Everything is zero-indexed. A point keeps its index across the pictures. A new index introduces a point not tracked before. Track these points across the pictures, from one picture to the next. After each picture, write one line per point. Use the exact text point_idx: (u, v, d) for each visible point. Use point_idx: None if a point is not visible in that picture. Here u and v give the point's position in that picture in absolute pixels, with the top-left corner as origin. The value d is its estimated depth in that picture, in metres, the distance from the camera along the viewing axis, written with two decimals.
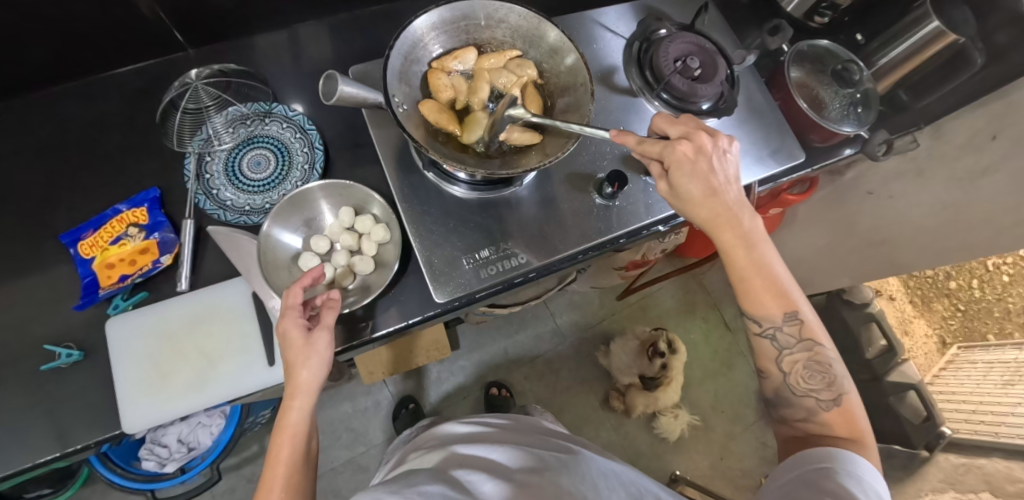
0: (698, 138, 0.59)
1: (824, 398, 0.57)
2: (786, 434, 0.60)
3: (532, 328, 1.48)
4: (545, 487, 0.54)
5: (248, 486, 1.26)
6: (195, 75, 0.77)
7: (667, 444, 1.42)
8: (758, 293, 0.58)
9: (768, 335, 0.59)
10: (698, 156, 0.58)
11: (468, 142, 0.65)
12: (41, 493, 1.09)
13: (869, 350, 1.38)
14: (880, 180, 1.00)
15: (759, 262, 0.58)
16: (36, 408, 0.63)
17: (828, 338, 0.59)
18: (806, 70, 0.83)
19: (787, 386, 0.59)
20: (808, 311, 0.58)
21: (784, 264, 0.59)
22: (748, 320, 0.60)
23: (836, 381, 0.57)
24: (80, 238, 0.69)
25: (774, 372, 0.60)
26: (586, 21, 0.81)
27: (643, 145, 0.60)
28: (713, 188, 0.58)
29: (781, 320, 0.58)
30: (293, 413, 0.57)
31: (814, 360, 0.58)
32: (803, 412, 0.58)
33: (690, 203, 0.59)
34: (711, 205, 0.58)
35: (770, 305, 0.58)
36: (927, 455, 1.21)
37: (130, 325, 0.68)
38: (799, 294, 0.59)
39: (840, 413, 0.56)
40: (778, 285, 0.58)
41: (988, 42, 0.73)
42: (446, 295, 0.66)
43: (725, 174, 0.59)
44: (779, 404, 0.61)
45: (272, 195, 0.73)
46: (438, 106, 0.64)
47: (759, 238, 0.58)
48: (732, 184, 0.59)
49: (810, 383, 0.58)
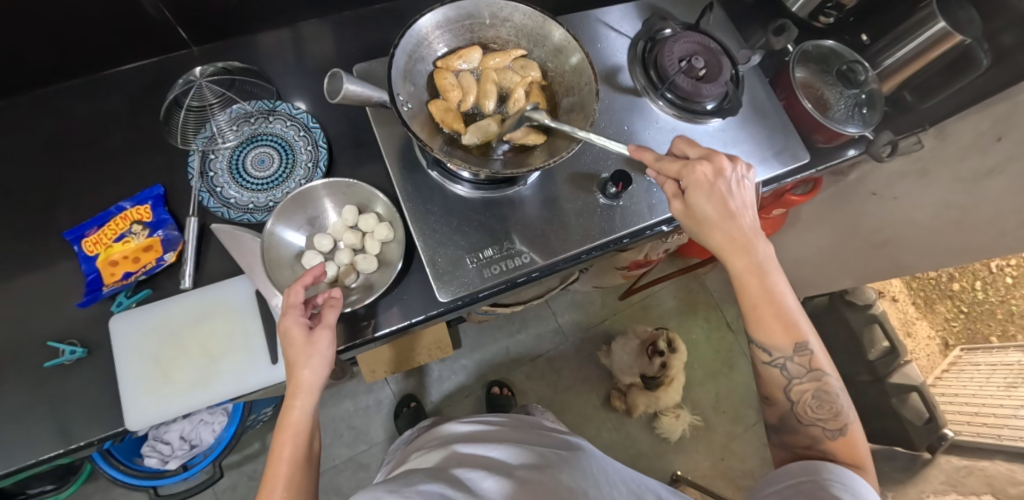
0: (717, 160, 0.59)
1: (829, 427, 0.57)
2: (784, 456, 0.62)
3: (533, 327, 1.48)
4: (546, 482, 0.54)
5: (249, 483, 1.26)
6: (199, 73, 0.77)
7: (667, 444, 1.42)
8: (770, 322, 0.58)
9: (777, 365, 0.59)
10: (717, 179, 0.58)
11: (465, 138, 0.63)
12: (44, 490, 1.09)
13: (873, 351, 1.37)
14: (883, 181, 1.00)
15: (770, 291, 0.58)
16: (39, 405, 0.64)
17: (834, 368, 0.59)
18: (810, 70, 0.83)
19: (794, 415, 0.59)
20: (816, 343, 0.58)
21: (793, 294, 0.59)
22: (757, 349, 0.60)
23: (842, 411, 0.57)
24: (84, 235, 0.69)
25: (781, 400, 0.60)
26: (589, 20, 0.81)
27: (661, 163, 0.61)
28: (729, 211, 0.57)
29: (791, 351, 0.58)
30: (295, 412, 0.57)
31: (822, 391, 0.58)
32: (807, 439, 0.59)
33: (706, 225, 0.58)
34: (725, 228, 0.58)
35: (779, 336, 0.58)
36: (928, 456, 1.21)
37: (133, 322, 0.68)
38: (807, 324, 0.59)
39: (845, 443, 0.56)
40: (789, 316, 0.58)
41: (994, 43, 0.72)
42: (448, 294, 0.66)
43: (741, 200, 0.59)
44: (781, 430, 0.62)
45: (275, 193, 0.73)
46: (445, 106, 0.65)
47: (770, 268, 0.58)
48: (747, 210, 0.59)
49: (817, 413, 0.58)
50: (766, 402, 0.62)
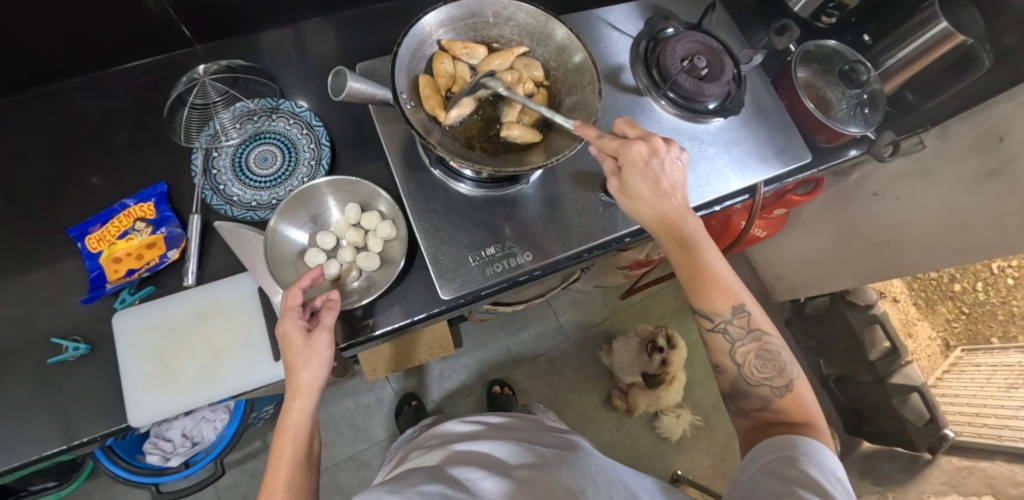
0: (654, 140, 0.59)
1: (776, 385, 0.58)
2: (745, 425, 0.59)
3: (534, 327, 1.48)
4: (545, 481, 0.54)
5: (251, 481, 1.26)
6: (202, 71, 0.77)
7: (668, 444, 1.43)
8: (706, 289, 0.59)
9: (720, 330, 0.59)
10: (652, 158, 0.58)
11: (445, 122, 0.64)
12: (46, 486, 1.09)
13: (873, 351, 1.34)
14: (886, 181, 1.01)
15: (700, 262, 0.59)
16: (41, 401, 0.64)
17: (773, 326, 0.60)
18: (812, 69, 0.83)
19: (742, 378, 0.59)
20: (753, 304, 0.59)
21: (725, 262, 0.60)
22: (700, 317, 0.60)
23: (785, 368, 0.58)
24: (88, 232, 0.70)
25: (729, 366, 0.60)
26: (592, 19, 0.81)
27: (602, 140, 0.59)
28: (662, 190, 0.58)
29: (729, 314, 0.58)
30: (295, 414, 0.57)
31: (764, 350, 0.58)
32: (759, 401, 0.58)
33: (639, 202, 0.59)
34: (660, 206, 0.58)
35: (718, 302, 0.58)
36: (930, 457, 1.22)
37: (137, 320, 0.68)
38: (742, 288, 0.59)
39: (792, 399, 0.57)
40: (724, 282, 0.59)
41: (996, 43, 0.72)
42: (452, 292, 0.66)
43: (673, 179, 0.59)
44: (734, 396, 0.60)
45: (278, 191, 0.73)
46: (434, 87, 0.64)
47: (702, 240, 0.59)
48: (679, 191, 0.59)
49: (762, 372, 0.58)
50: (716, 370, 0.62)
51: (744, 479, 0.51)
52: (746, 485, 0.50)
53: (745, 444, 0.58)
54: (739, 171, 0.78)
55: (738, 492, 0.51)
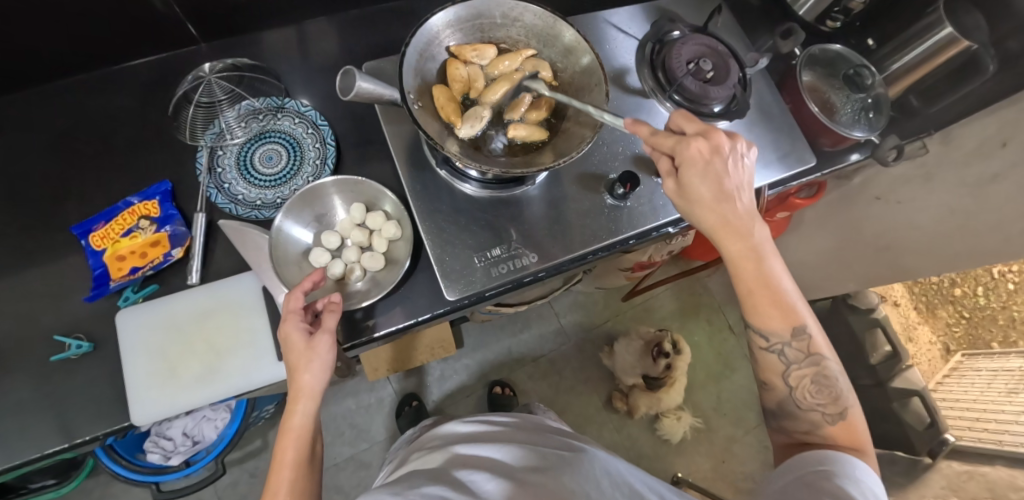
0: (715, 136, 0.57)
1: (829, 412, 0.57)
2: (784, 441, 0.61)
3: (535, 328, 1.48)
4: (550, 484, 0.54)
5: (251, 479, 1.26)
6: (208, 69, 0.78)
7: (668, 446, 1.43)
8: (765, 307, 0.58)
9: (775, 350, 0.59)
10: (714, 157, 0.56)
11: (460, 130, 0.63)
12: (46, 484, 1.08)
13: (874, 355, 1.35)
14: (888, 185, 1.00)
15: (765, 275, 0.57)
16: (43, 399, 0.64)
17: (833, 351, 0.59)
18: (817, 73, 0.84)
19: (792, 400, 0.59)
20: (814, 327, 0.58)
21: (790, 276, 0.59)
22: (755, 334, 0.60)
23: (841, 395, 0.57)
24: (91, 229, 0.69)
25: (778, 384, 0.60)
26: (597, 21, 0.81)
27: (655, 138, 0.59)
28: (725, 193, 0.56)
29: (788, 336, 0.58)
30: (296, 417, 0.57)
31: (821, 376, 0.58)
32: (806, 424, 0.58)
33: (699, 206, 0.57)
34: (722, 211, 0.57)
35: (777, 321, 0.58)
36: (931, 461, 1.20)
37: (141, 317, 0.68)
38: (804, 307, 0.58)
39: (844, 427, 0.56)
40: (785, 300, 0.58)
41: (1000, 48, 0.72)
42: (456, 293, 0.66)
43: (738, 181, 0.57)
44: (780, 416, 0.61)
45: (283, 190, 0.73)
46: (449, 95, 0.65)
47: (767, 251, 0.58)
48: (743, 193, 0.58)
49: (816, 398, 0.58)
50: (763, 387, 0.62)
51: (776, 487, 0.52)
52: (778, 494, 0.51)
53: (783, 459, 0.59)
54: None
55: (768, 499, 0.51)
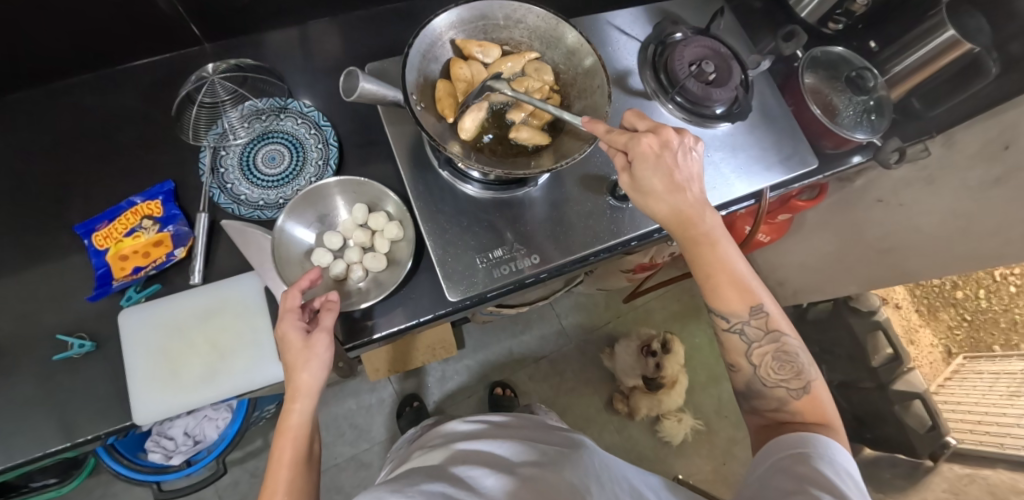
0: (664, 132, 0.57)
1: (793, 387, 0.57)
2: (758, 423, 0.60)
3: (537, 329, 1.48)
4: (549, 480, 0.54)
5: (252, 479, 1.26)
6: (211, 69, 0.78)
7: (670, 447, 1.42)
8: (723, 288, 0.57)
9: (736, 331, 0.59)
10: (663, 151, 0.56)
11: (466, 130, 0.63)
12: (47, 483, 1.08)
13: (875, 358, 1.33)
14: (891, 187, 1.00)
15: (721, 260, 0.57)
16: (44, 398, 0.64)
17: (792, 327, 0.59)
18: (819, 76, 0.83)
19: (757, 379, 0.59)
20: (770, 304, 0.58)
21: (744, 259, 0.59)
22: (716, 316, 0.59)
23: (803, 370, 0.57)
24: (94, 229, 0.70)
25: (744, 365, 0.59)
26: (600, 23, 0.81)
27: (611, 135, 0.58)
28: (676, 184, 0.56)
29: (747, 315, 0.58)
30: (294, 415, 0.57)
31: (782, 352, 0.58)
32: (775, 402, 0.58)
33: (652, 198, 0.57)
34: (674, 201, 0.57)
35: (735, 301, 0.58)
36: (932, 464, 1.22)
37: (143, 317, 0.68)
38: (760, 287, 0.59)
39: (809, 401, 0.56)
40: (741, 281, 0.58)
41: (1002, 51, 0.72)
42: (458, 294, 0.66)
43: (688, 172, 0.57)
44: (749, 396, 0.61)
45: (285, 191, 0.73)
46: (450, 91, 0.65)
47: (720, 236, 0.57)
48: (694, 184, 0.58)
49: (779, 374, 0.58)
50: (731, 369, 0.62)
51: (755, 476, 0.51)
52: (757, 483, 0.50)
53: (759, 442, 0.58)
54: (745, 176, 0.78)
55: (749, 490, 0.51)
